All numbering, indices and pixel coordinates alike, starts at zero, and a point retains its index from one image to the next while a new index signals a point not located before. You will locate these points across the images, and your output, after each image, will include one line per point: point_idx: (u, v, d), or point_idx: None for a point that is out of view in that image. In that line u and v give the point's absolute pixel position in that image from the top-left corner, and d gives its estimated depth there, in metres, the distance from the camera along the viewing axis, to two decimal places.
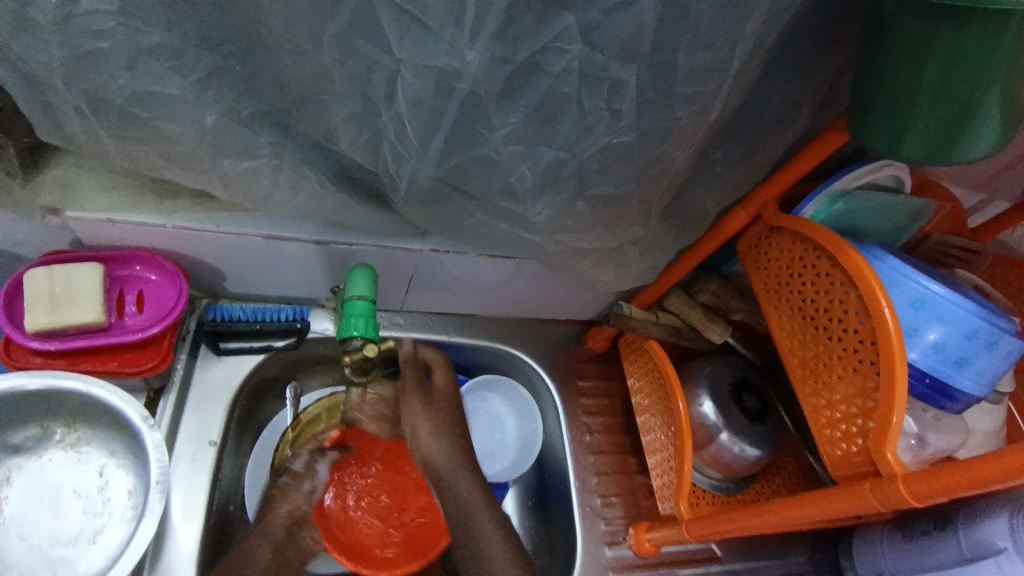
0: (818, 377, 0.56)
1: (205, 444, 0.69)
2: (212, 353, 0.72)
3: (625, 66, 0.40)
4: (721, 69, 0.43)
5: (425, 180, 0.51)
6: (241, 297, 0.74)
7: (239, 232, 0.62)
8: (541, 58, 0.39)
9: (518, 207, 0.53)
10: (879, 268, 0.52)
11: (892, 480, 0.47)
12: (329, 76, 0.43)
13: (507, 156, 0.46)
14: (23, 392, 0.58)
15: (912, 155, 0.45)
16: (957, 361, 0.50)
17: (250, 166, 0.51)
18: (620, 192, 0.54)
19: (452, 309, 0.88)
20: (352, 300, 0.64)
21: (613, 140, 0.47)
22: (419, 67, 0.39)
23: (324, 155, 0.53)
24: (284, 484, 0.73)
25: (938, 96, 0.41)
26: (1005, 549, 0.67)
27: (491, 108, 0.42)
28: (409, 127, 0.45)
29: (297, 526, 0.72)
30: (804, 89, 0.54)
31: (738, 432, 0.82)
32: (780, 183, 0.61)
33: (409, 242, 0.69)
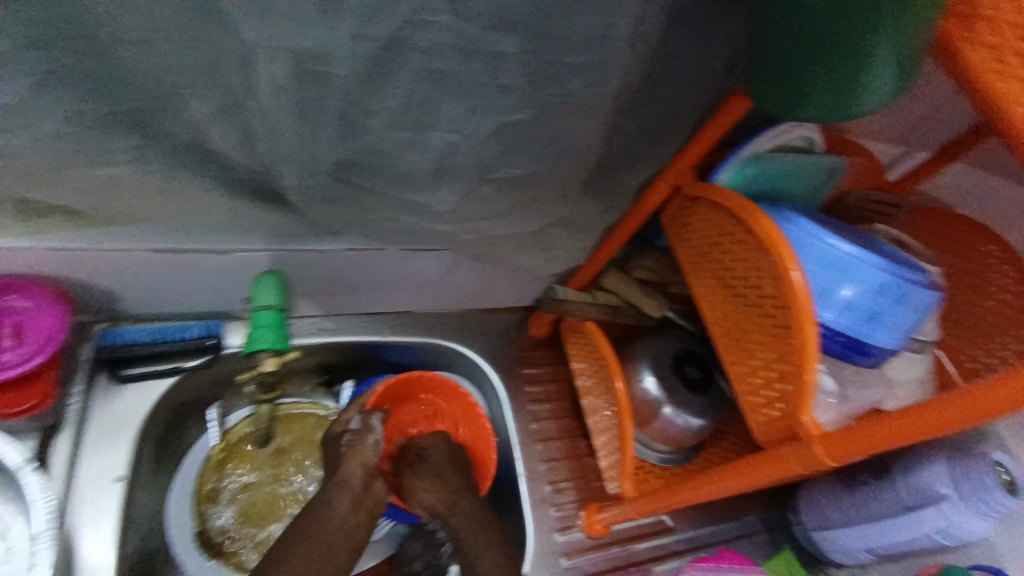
0: (741, 345, 0.56)
1: (111, 482, 0.63)
2: (113, 383, 0.67)
3: (502, 37, 0.38)
4: (610, 36, 0.40)
5: (312, 175, 0.47)
6: (142, 318, 0.68)
7: (123, 250, 0.57)
8: (407, 34, 0.36)
9: (419, 196, 0.50)
10: (789, 233, 0.52)
11: (811, 443, 0.48)
12: (176, 67, 0.37)
13: (393, 145, 0.43)
14: None
15: (808, 114, 0.43)
16: (869, 318, 0.50)
17: (109, 174, 0.45)
18: (528, 172, 0.51)
19: (385, 309, 0.84)
20: (258, 311, 0.61)
21: (507, 118, 0.44)
22: (271, 51, 0.35)
23: (205, 158, 0.46)
24: (349, 446, 0.61)
25: (828, 54, 0.39)
26: (947, 496, 0.69)
27: (364, 92, 0.39)
28: (280, 120, 0.40)
29: (374, 479, 0.60)
30: (708, 52, 0.53)
31: (681, 404, 0.82)
32: (696, 150, 0.58)
33: (322, 242, 0.66)
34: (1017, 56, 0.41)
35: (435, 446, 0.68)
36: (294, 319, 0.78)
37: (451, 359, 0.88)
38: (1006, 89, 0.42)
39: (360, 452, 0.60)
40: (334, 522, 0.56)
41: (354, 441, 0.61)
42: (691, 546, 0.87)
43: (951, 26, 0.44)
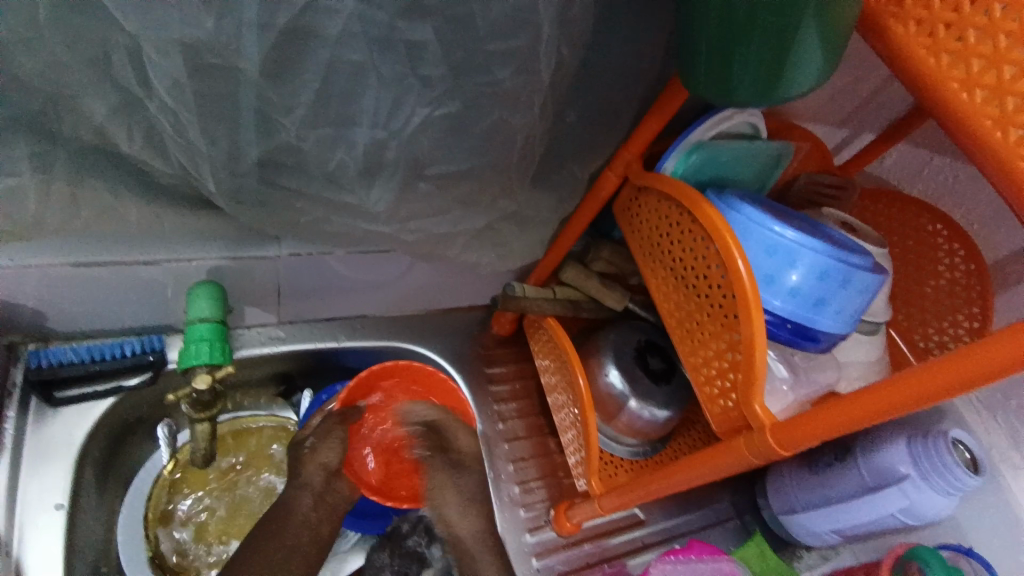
0: (693, 336, 0.55)
1: (52, 509, 0.60)
2: (46, 406, 0.63)
3: (414, 24, 0.36)
4: (531, 21, 0.39)
5: (233, 179, 0.44)
6: (75, 336, 0.65)
7: (44, 265, 0.55)
8: (309, 22, 0.34)
9: (352, 197, 0.47)
10: (734, 220, 0.51)
11: (762, 432, 0.47)
12: (62, 65, 0.35)
13: (313, 143, 0.41)
14: None
15: (741, 97, 0.42)
16: (816, 303, 0.50)
17: (6, 184, 0.42)
18: (465, 167, 0.49)
19: (341, 313, 0.80)
20: (194, 324, 0.58)
21: (434, 111, 0.42)
22: (160, 44, 0.32)
23: (114, 159, 0.44)
24: (309, 450, 0.64)
25: (754, 35, 0.38)
26: (909, 475, 0.70)
27: (272, 87, 0.36)
28: (186, 119, 0.37)
29: (334, 477, 0.65)
30: (645, 37, 0.52)
31: (646, 397, 0.81)
32: (641, 139, 0.57)
33: (263, 248, 0.63)
34: (946, 27, 0.40)
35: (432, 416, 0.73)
36: (241, 329, 0.74)
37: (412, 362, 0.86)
38: (938, 63, 0.41)
39: (321, 453, 0.65)
40: (297, 514, 0.62)
41: (315, 445, 0.65)
42: (663, 537, 0.86)
43: (877, 4, 0.44)
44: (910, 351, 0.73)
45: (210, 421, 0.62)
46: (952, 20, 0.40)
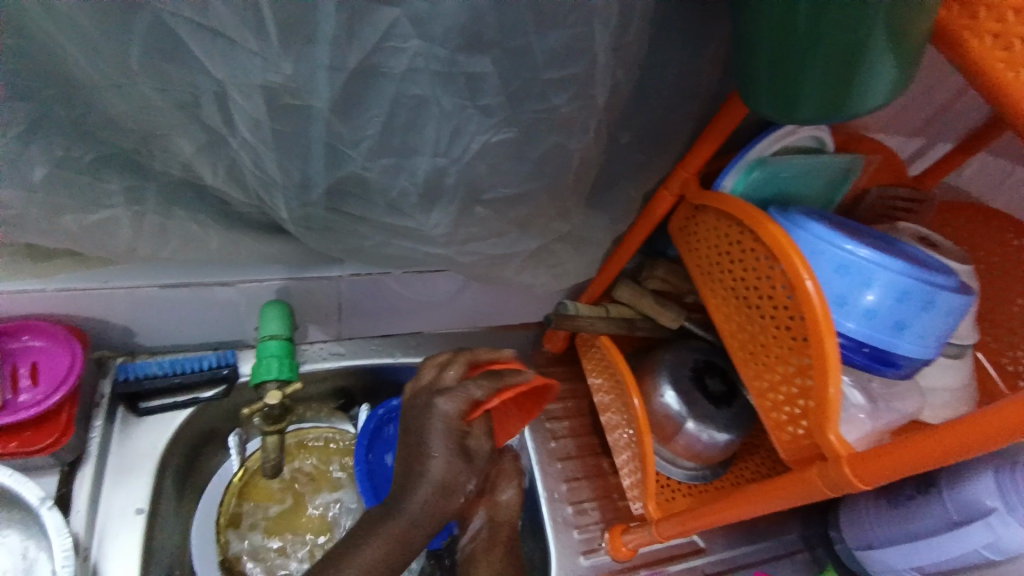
0: (757, 359, 0.53)
1: (133, 514, 0.64)
2: (132, 415, 0.68)
3: (475, 57, 0.37)
4: (588, 48, 0.39)
5: (303, 207, 0.47)
6: (158, 351, 0.70)
7: (132, 286, 0.59)
8: (377, 60, 0.35)
9: (411, 222, 0.49)
10: (801, 239, 0.49)
11: (838, 463, 0.45)
12: (154, 109, 0.38)
13: (378, 172, 0.43)
14: None
15: (805, 116, 0.41)
16: (894, 326, 0.47)
17: (102, 217, 0.46)
18: (521, 190, 0.50)
19: (398, 329, 0.83)
20: (266, 341, 0.62)
21: (492, 138, 0.43)
22: (242, 87, 0.35)
23: (198, 192, 0.49)
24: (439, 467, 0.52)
25: (817, 53, 0.37)
26: (996, 509, 0.64)
27: (341, 122, 0.38)
28: (264, 154, 0.40)
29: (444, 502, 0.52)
30: (701, 56, 0.51)
31: (704, 419, 0.78)
32: (698, 157, 0.56)
33: (327, 269, 0.66)
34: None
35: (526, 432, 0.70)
36: (306, 345, 0.78)
37: None
38: (1016, 77, 0.39)
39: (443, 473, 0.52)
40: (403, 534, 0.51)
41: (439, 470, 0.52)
42: (724, 567, 0.83)
43: (951, 14, 0.41)
44: (999, 377, 0.67)
45: (279, 433, 0.63)
46: None
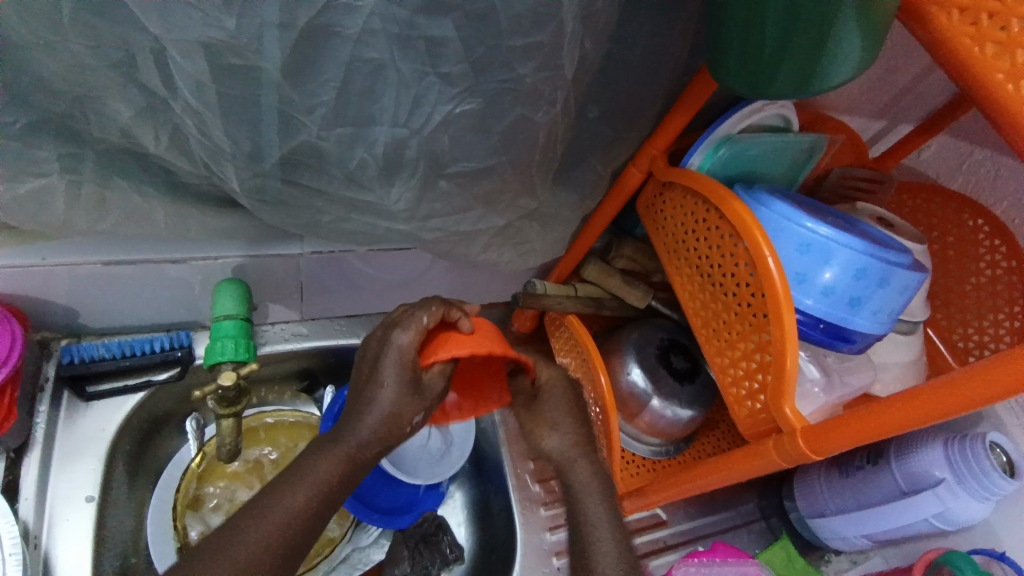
0: (719, 336, 0.53)
1: (83, 501, 0.62)
2: (79, 400, 0.65)
3: (437, 20, 0.35)
4: (554, 15, 0.38)
5: (255, 178, 0.44)
6: (107, 331, 0.66)
7: (75, 263, 0.56)
8: (329, 20, 0.33)
9: (372, 197, 0.47)
10: (764, 217, 0.49)
11: (792, 436, 0.46)
12: (88, 68, 0.35)
13: (334, 142, 0.41)
14: None
15: (773, 90, 0.41)
16: (850, 303, 0.48)
17: (36, 185, 0.43)
18: (485, 165, 0.48)
19: (364, 310, 0.80)
20: (220, 321, 0.59)
21: (455, 109, 0.41)
22: (183, 46, 0.32)
23: (140, 161, 0.46)
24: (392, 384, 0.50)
25: (785, 24, 0.37)
26: (944, 479, 0.68)
27: (294, 87, 0.36)
28: (211, 121, 0.38)
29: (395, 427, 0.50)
30: (671, 28, 0.50)
31: (669, 396, 0.79)
32: (666, 134, 0.56)
33: (287, 246, 0.64)
34: (990, 17, 0.38)
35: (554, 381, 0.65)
36: (266, 326, 0.75)
37: None
38: (982, 53, 0.39)
39: (397, 402, 0.50)
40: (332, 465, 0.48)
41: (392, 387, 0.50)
42: (685, 539, 0.85)
43: None
44: (949, 352, 0.70)
45: (235, 416, 0.60)
46: (997, 9, 0.37)
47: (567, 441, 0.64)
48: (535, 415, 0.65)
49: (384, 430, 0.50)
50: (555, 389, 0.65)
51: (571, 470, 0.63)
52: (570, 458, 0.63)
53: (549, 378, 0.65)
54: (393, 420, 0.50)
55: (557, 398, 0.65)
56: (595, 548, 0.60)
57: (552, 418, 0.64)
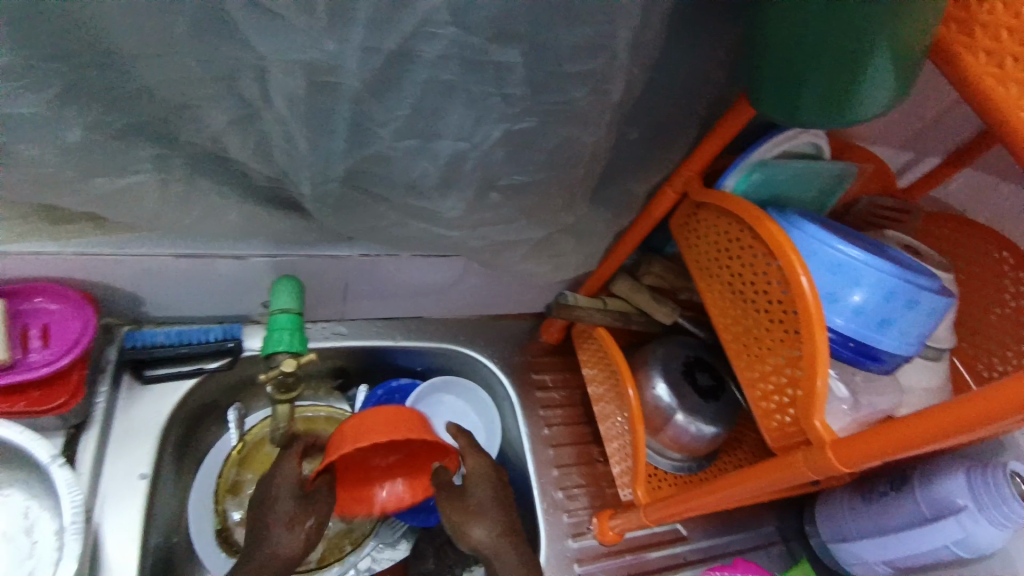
0: (750, 351, 0.56)
1: (135, 478, 0.65)
2: (137, 383, 0.69)
3: (505, 48, 0.39)
4: (609, 45, 0.41)
5: (325, 183, 0.48)
6: (165, 321, 0.71)
7: (146, 255, 0.60)
8: (413, 46, 0.37)
9: (429, 205, 0.51)
10: (797, 237, 0.52)
11: (821, 448, 0.47)
12: (194, 79, 0.40)
13: (401, 152, 0.45)
14: None
15: (809, 119, 0.44)
16: (879, 323, 0.50)
17: (130, 182, 0.47)
18: (532, 180, 0.52)
19: (398, 313, 0.86)
20: (277, 314, 0.63)
21: (512, 126, 0.45)
22: (285, 64, 0.37)
23: (220, 164, 0.50)
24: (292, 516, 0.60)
25: (823, 61, 0.40)
26: (966, 507, 0.68)
27: (373, 102, 0.40)
28: (295, 129, 0.42)
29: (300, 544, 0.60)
30: (711, 60, 0.54)
31: (693, 412, 0.81)
32: (702, 157, 0.59)
33: (336, 248, 0.68)
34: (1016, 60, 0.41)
35: (479, 469, 0.67)
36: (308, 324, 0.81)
37: (465, 365, 0.91)
38: (1006, 92, 0.42)
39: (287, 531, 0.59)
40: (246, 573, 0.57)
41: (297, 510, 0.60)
42: (704, 555, 0.86)
43: (950, 31, 0.44)
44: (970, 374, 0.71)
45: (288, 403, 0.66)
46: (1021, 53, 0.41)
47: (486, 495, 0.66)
48: (457, 503, 0.65)
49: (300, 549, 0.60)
50: (478, 476, 0.67)
51: (495, 564, 0.63)
52: (494, 549, 0.63)
53: (474, 467, 0.67)
54: (306, 541, 0.60)
55: (485, 481, 0.67)
56: None
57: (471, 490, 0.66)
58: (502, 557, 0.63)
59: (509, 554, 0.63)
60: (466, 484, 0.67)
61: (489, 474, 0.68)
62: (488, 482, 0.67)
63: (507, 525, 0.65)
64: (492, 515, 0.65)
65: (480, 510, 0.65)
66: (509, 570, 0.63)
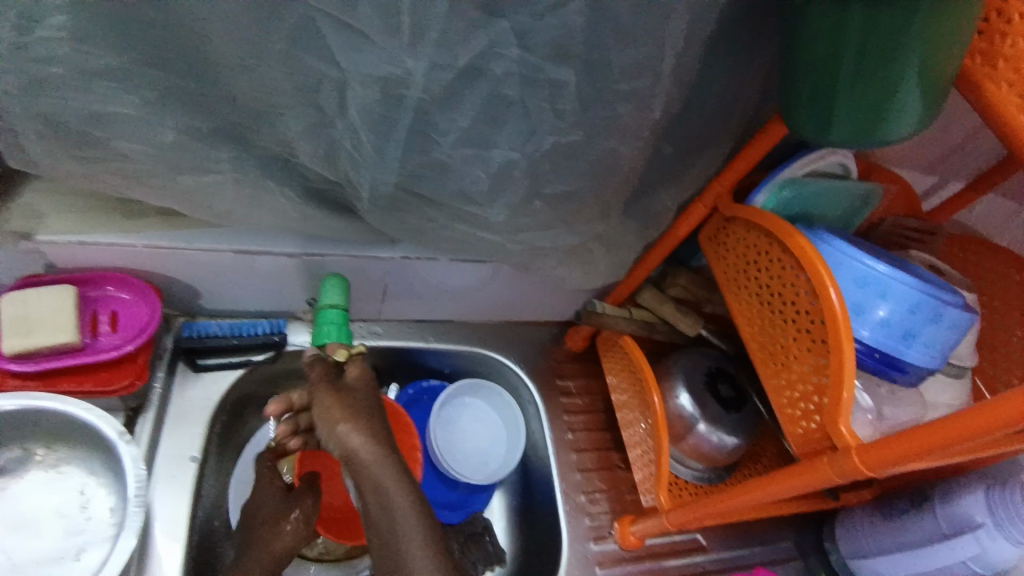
0: (776, 359, 0.58)
1: (185, 460, 0.69)
2: (189, 370, 0.73)
3: (561, 67, 0.43)
4: (655, 66, 0.45)
5: (384, 187, 0.52)
6: (216, 313, 0.75)
7: (209, 249, 0.64)
8: (479, 64, 0.41)
9: (477, 209, 0.55)
10: (825, 251, 0.55)
11: (847, 452, 0.49)
12: (279, 90, 0.44)
13: (458, 159, 0.48)
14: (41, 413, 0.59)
15: (840, 140, 0.47)
16: (904, 335, 0.52)
17: (210, 180, 0.52)
18: (574, 189, 0.55)
19: (430, 316, 0.89)
20: (325, 309, 0.67)
21: (560, 139, 0.48)
22: (364, 77, 0.41)
23: (286, 166, 0.54)
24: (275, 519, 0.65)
25: (854, 86, 0.43)
26: (983, 523, 0.69)
27: (437, 113, 0.44)
28: (363, 136, 0.46)
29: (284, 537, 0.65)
30: (745, 83, 0.57)
31: (715, 422, 0.83)
32: (733, 173, 0.62)
33: (379, 249, 0.71)
34: None
35: (364, 382, 0.64)
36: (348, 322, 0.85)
37: (492, 368, 0.94)
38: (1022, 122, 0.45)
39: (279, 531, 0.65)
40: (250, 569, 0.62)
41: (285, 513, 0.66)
42: (723, 566, 0.87)
43: (973, 63, 0.47)
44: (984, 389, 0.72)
45: None
46: None
47: (406, 508, 0.58)
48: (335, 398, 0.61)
49: (291, 543, 0.65)
50: (359, 389, 0.63)
51: (369, 470, 0.58)
52: (369, 458, 0.59)
53: (355, 375, 0.64)
54: (296, 533, 0.65)
55: (405, 488, 0.59)
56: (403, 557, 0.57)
57: (390, 505, 0.58)
58: (379, 474, 0.59)
59: (388, 472, 0.59)
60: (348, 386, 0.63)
61: (405, 479, 0.59)
62: (355, 391, 0.63)
63: (381, 434, 0.61)
64: (372, 426, 0.61)
65: (368, 418, 0.61)
66: (386, 482, 0.58)
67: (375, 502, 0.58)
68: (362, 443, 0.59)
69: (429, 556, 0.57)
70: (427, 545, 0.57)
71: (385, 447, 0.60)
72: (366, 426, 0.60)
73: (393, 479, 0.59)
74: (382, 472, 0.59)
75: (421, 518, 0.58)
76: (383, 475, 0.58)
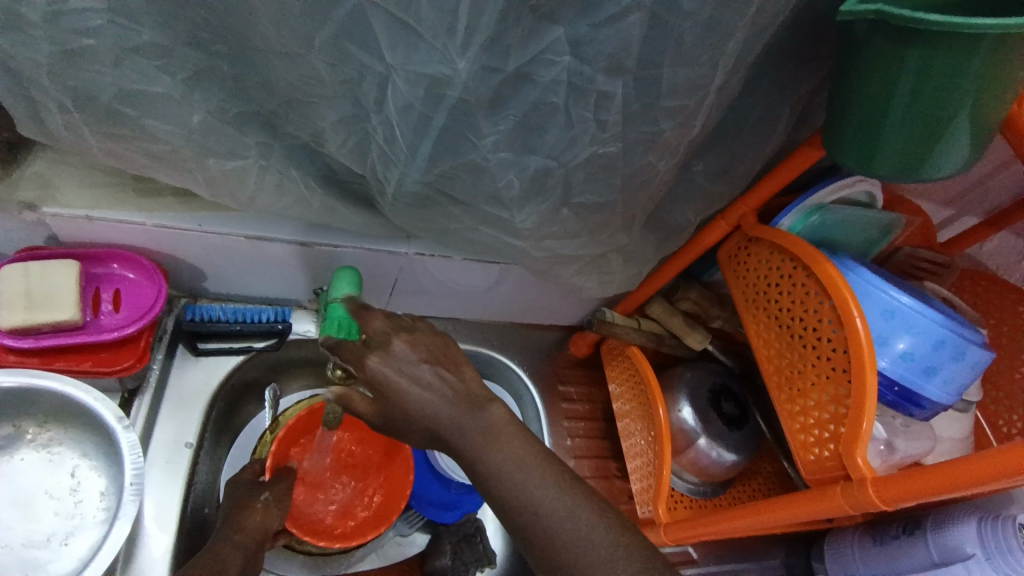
0: (793, 384, 0.58)
1: (182, 446, 0.68)
2: (190, 353, 0.71)
3: (612, 79, 0.42)
4: (704, 85, 0.44)
5: (410, 185, 0.51)
6: (222, 297, 0.74)
7: (221, 233, 0.62)
8: (530, 70, 0.40)
9: (506, 214, 0.53)
10: (851, 280, 0.54)
11: (862, 484, 0.49)
12: (320, 80, 0.43)
13: (495, 163, 0.47)
14: (37, 390, 0.58)
15: (883, 173, 0.46)
16: (924, 370, 0.52)
17: (237, 166, 0.50)
18: (605, 201, 0.54)
19: (437, 313, 0.88)
20: (336, 302, 0.65)
21: (599, 150, 0.48)
22: (410, 74, 0.40)
23: (311, 156, 0.53)
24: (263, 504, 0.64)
25: (903, 123, 0.43)
26: (974, 555, 0.70)
27: (480, 116, 0.43)
28: (399, 134, 0.45)
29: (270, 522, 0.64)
30: (783, 107, 0.57)
31: (716, 438, 0.83)
32: (759, 195, 0.62)
33: (395, 245, 0.70)
34: None
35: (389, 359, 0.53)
36: None
37: (495, 369, 0.94)
38: None
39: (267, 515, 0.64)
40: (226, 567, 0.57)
41: (270, 502, 0.65)
42: None
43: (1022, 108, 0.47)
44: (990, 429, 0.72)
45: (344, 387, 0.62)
46: None
47: (505, 457, 0.51)
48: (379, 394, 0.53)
49: (264, 521, 0.63)
50: (387, 372, 0.52)
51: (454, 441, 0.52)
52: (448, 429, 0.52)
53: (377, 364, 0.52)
54: (268, 514, 0.64)
55: (497, 438, 0.52)
56: (523, 490, 0.50)
57: (486, 457, 0.51)
58: (461, 435, 0.52)
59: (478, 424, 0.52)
60: (379, 378, 0.52)
61: (490, 428, 0.52)
62: (392, 378, 0.52)
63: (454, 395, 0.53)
64: (428, 399, 0.52)
65: (420, 394, 0.52)
66: (470, 435, 0.52)
67: (475, 440, 0.52)
68: (434, 414, 0.52)
69: (559, 500, 0.50)
70: (539, 487, 0.50)
71: (461, 406, 0.53)
72: (428, 395, 0.52)
73: (477, 438, 0.52)
74: (469, 426, 0.52)
75: (526, 458, 0.51)
76: (468, 437, 0.52)
